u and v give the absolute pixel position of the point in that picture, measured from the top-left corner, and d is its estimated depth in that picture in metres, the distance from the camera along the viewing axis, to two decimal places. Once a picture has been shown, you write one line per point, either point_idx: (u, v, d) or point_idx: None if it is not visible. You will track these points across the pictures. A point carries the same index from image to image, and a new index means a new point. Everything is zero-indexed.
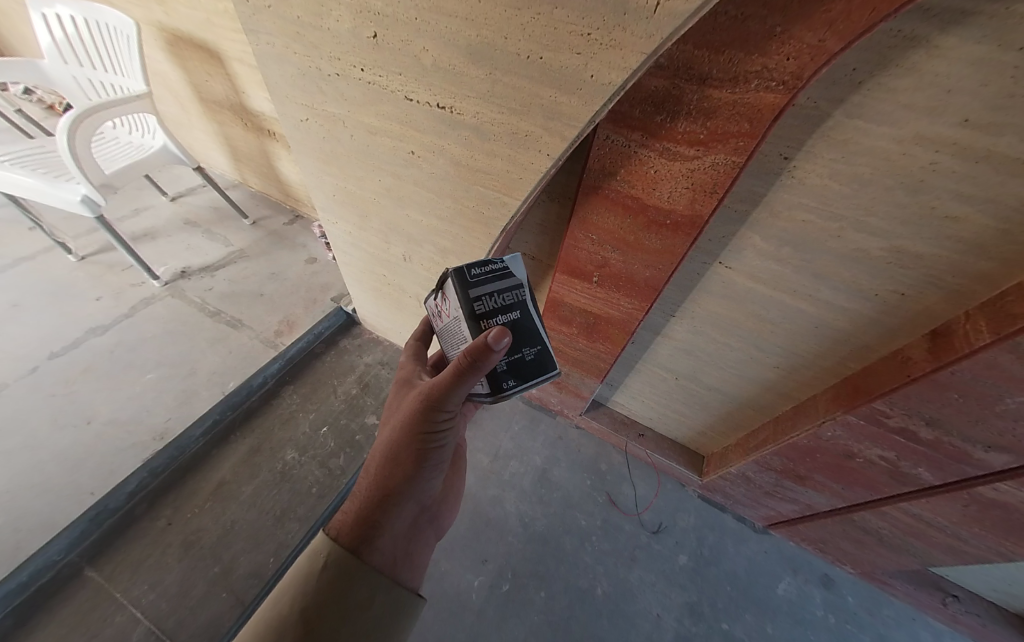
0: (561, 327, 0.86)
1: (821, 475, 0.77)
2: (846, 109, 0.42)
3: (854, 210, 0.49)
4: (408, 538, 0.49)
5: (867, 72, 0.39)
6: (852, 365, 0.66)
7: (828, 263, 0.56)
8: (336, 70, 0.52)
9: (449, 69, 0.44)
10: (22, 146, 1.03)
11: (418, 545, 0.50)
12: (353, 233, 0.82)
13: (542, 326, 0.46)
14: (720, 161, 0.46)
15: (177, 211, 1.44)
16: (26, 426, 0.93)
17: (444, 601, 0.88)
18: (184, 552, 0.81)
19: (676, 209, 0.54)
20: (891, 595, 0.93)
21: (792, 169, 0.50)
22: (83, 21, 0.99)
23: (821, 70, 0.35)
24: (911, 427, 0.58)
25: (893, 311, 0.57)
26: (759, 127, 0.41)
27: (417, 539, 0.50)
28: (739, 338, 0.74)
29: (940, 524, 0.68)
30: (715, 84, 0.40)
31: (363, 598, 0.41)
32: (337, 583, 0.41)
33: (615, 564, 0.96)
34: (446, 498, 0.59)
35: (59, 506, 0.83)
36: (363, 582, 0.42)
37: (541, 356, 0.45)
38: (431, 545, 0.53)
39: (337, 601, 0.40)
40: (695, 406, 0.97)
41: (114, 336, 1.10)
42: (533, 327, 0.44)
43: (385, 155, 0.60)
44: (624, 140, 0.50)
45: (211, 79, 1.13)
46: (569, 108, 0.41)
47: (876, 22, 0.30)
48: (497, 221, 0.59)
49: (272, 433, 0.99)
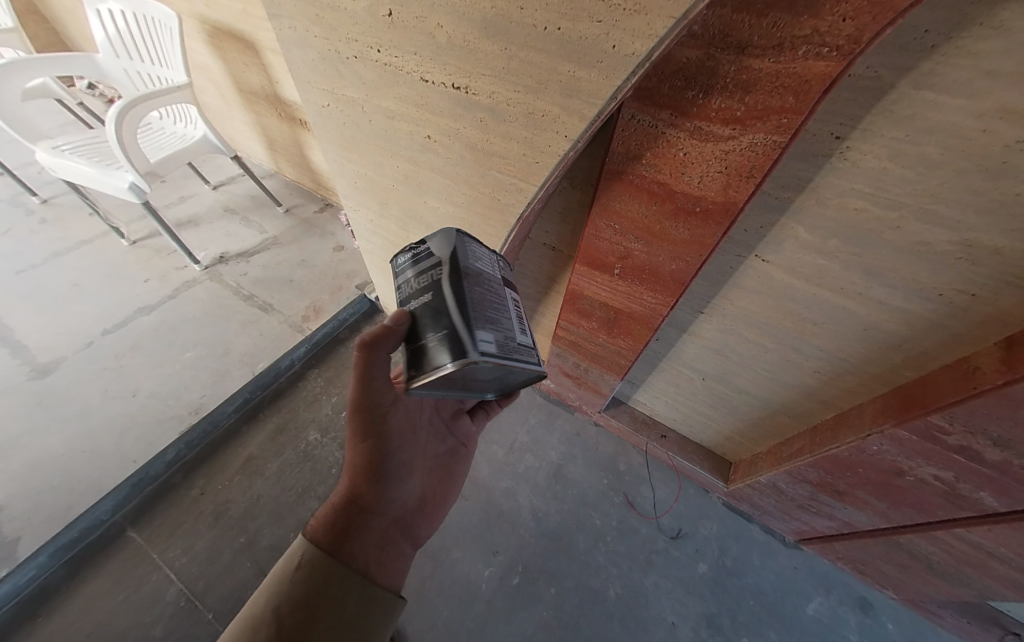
0: (580, 321, 0.83)
1: (864, 491, 0.71)
2: (913, 79, 0.36)
3: (917, 197, 0.43)
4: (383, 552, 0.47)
5: (942, 34, 0.33)
6: (908, 373, 0.59)
7: (883, 259, 0.50)
8: (354, 52, 0.51)
9: (464, 46, 0.42)
10: (82, 135, 1.11)
11: (392, 551, 0.48)
12: (374, 220, 0.82)
13: (460, 305, 0.38)
14: (759, 140, 0.41)
15: (218, 199, 1.52)
16: (81, 395, 1.02)
17: (454, 588, 0.89)
18: (214, 521, 0.86)
19: (706, 195, 0.49)
20: (938, 625, 0.85)
21: (844, 150, 0.44)
22: (131, 15, 1.05)
23: (885, 30, 0.30)
24: (974, 446, 0.51)
25: (959, 315, 0.50)
26: (807, 100, 0.36)
27: (391, 548, 0.48)
28: (776, 339, 0.68)
29: (1002, 555, 0.61)
30: (756, 53, 0.36)
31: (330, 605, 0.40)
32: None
33: (630, 567, 0.93)
34: (432, 511, 0.57)
35: (106, 470, 0.91)
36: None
37: (445, 339, 0.37)
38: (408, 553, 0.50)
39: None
40: (723, 409, 0.91)
41: (159, 315, 1.19)
42: (440, 308, 0.38)
43: (403, 140, 0.59)
44: (651, 120, 0.46)
45: (248, 70, 1.16)
46: (589, 84, 0.38)
47: None
48: (514, 208, 0.57)
49: (296, 413, 1.03)
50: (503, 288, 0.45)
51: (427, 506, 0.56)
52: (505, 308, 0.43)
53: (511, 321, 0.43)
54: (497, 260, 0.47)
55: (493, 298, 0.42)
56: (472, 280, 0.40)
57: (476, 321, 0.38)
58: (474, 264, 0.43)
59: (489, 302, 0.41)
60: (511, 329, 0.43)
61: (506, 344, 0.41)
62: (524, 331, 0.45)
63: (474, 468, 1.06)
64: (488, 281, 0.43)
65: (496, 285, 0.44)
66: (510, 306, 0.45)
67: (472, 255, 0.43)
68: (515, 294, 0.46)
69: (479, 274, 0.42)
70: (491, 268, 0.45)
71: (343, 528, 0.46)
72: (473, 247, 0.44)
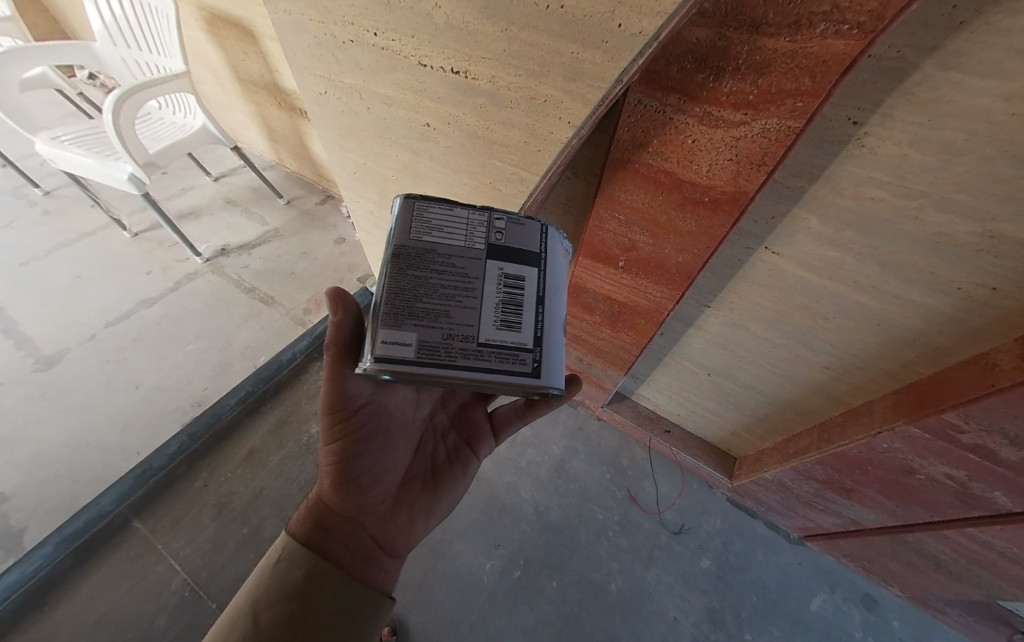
0: (584, 315, 0.82)
1: (871, 489, 0.70)
2: (938, 58, 0.34)
3: (938, 186, 0.41)
4: (358, 554, 0.45)
5: (971, 10, 0.31)
6: (922, 370, 0.58)
7: (899, 251, 0.48)
8: (350, 36, 0.50)
9: (463, 27, 0.41)
10: (81, 126, 1.10)
11: (367, 555, 0.46)
12: (373, 211, 0.81)
13: (385, 299, 0.39)
14: (772, 126, 0.40)
15: (220, 190, 1.51)
16: (86, 387, 1.03)
17: (456, 581, 0.89)
18: (218, 513, 0.86)
19: (715, 184, 0.47)
20: (945, 623, 0.85)
21: (862, 136, 0.42)
22: (128, 3, 1.03)
23: (910, 6, 0.28)
24: (989, 445, 0.50)
25: (979, 310, 0.48)
26: (823, 84, 0.35)
27: (366, 551, 0.46)
28: (785, 333, 0.67)
29: (1014, 555, 0.59)
30: (771, 32, 0.34)
31: (315, 606, 0.40)
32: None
33: (632, 561, 0.93)
34: (422, 514, 0.53)
35: (111, 462, 0.91)
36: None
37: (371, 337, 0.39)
38: (387, 558, 0.47)
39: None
40: (728, 405, 0.90)
41: (161, 308, 1.19)
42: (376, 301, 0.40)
43: (401, 128, 0.57)
44: (658, 105, 0.45)
45: (247, 58, 1.14)
46: (593, 66, 0.36)
47: None
48: (516, 198, 0.55)
49: (298, 406, 1.02)
50: (465, 272, 0.41)
51: (422, 509, 0.53)
52: (464, 299, 0.40)
53: (467, 316, 0.39)
54: (487, 232, 0.42)
55: (437, 287, 0.40)
56: (413, 272, 0.40)
57: (394, 322, 0.38)
58: (430, 249, 0.41)
59: (438, 296, 0.40)
60: (464, 326, 0.39)
61: (440, 345, 0.38)
62: (492, 327, 0.40)
63: None
64: (449, 267, 0.41)
65: (463, 270, 0.41)
66: (480, 296, 0.40)
67: (435, 239, 0.41)
68: (498, 277, 0.41)
69: (426, 256, 0.41)
70: (464, 247, 0.42)
71: (325, 524, 0.46)
72: (433, 219, 0.42)
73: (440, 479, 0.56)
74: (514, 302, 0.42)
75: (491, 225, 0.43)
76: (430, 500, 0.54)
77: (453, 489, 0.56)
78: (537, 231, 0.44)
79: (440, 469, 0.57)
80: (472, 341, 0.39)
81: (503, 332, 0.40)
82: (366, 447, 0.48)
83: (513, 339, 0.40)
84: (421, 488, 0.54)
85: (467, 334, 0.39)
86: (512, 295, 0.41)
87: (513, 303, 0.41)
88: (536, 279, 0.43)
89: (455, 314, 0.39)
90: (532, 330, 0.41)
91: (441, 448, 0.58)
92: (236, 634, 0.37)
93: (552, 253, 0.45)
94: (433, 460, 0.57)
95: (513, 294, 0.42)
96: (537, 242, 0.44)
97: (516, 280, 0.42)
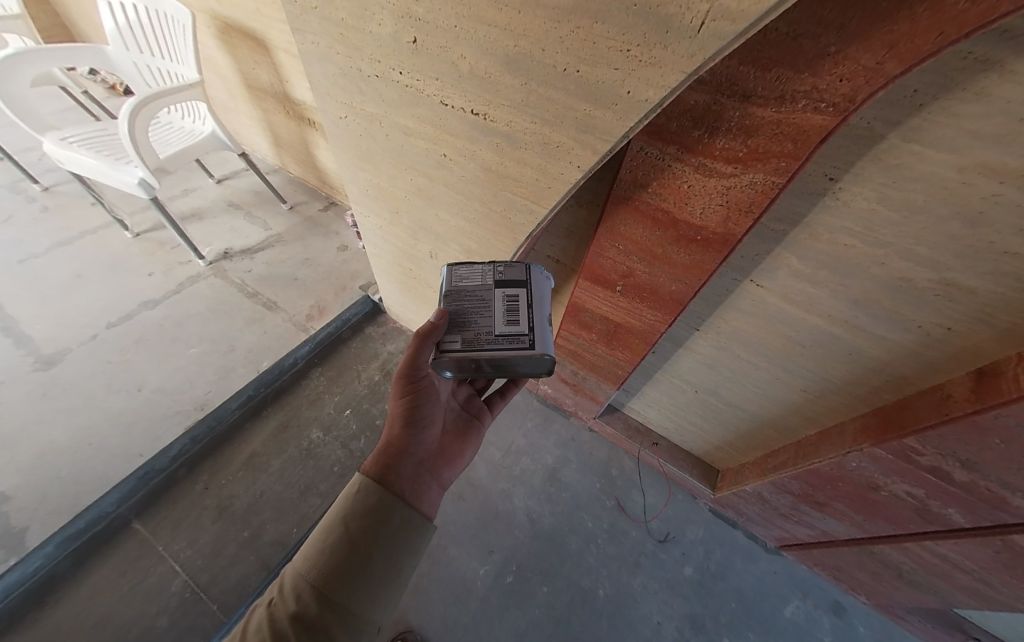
0: (581, 332, 0.86)
1: (842, 503, 0.75)
2: (902, 132, 0.40)
3: (902, 238, 0.47)
4: (416, 484, 0.56)
5: (929, 94, 0.37)
6: (887, 396, 0.63)
7: (869, 291, 0.53)
8: (376, 72, 0.53)
9: (485, 77, 0.44)
10: (89, 128, 1.11)
11: (422, 485, 0.57)
12: (383, 227, 0.84)
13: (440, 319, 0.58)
14: (758, 180, 0.44)
15: (223, 193, 1.52)
16: (85, 389, 1.03)
17: (451, 586, 0.92)
18: (218, 515, 0.87)
19: (707, 225, 0.52)
20: (905, 629, 0.91)
21: (837, 190, 0.47)
22: (143, 9, 1.04)
23: (876, 93, 0.34)
24: (945, 467, 0.56)
25: (936, 346, 0.53)
26: (804, 148, 0.40)
27: (421, 481, 0.57)
28: (768, 358, 0.72)
29: (966, 566, 0.66)
30: (759, 102, 0.39)
31: (392, 519, 0.49)
32: (372, 567, 0.45)
33: (620, 568, 0.97)
34: (454, 465, 0.65)
35: (112, 464, 0.92)
36: (396, 561, 0.47)
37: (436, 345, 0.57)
38: (435, 490, 0.59)
39: (358, 584, 0.44)
40: (713, 421, 0.95)
41: (164, 310, 1.19)
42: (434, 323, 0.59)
43: (419, 156, 0.61)
44: (657, 153, 0.49)
45: (258, 67, 1.16)
46: (602, 122, 0.41)
47: (938, 49, 0.29)
48: (524, 227, 0.59)
49: (299, 411, 1.04)
50: (484, 293, 0.58)
51: (453, 459, 0.66)
52: (484, 311, 0.57)
53: (486, 321, 0.56)
54: (492, 272, 0.59)
55: (468, 307, 0.57)
56: (449, 302, 0.59)
57: (443, 328, 0.57)
58: (458, 287, 0.59)
59: (464, 312, 0.57)
60: (485, 327, 0.56)
61: (473, 339, 0.55)
62: (503, 324, 0.56)
63: (471, 469, 1.09)
64: (474, 296, 0.58)
65: (482, 296, 0.58)
66: (492, 308, 0.57)
67: (460, 282, 0.60)
68: (502, 295, 0.57)
69: (458, 292, 0.59)
70: (480, 284, 0.59)
71: (388, 465, 0.55)
72: (460, 273, 0.60)
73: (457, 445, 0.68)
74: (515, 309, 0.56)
75: (494, 267, 0.60)
76: (455, 458, 0.66)
77: (471, 447, 0.70)
78: (523, 268, 0.59)
79: (458, 439, 0.69)
80: (492, 334, 0.56)
81: (512, 325, 0.56)
82: (423, 400, 0.62)
83: (520, 329, 0.55)
84: (451, 444, 0.67)
85: (488, 330, 0.56)
86: (514, 303, 0.56)
87: (514, 306, 0.56)
88: (526, 293, 0.57)
89: (480, 320, 0.56)
90: (529, 320, 0.56)
91: (460, 419, 0.72)
92: (334, 535, 0.46)
93: (535, 279, 0.59)
94: (453, 432, 0.69)
95: (514, 304, 0.56)
96: (523, 273, 0.58)
97: (513, 295, 0.57)
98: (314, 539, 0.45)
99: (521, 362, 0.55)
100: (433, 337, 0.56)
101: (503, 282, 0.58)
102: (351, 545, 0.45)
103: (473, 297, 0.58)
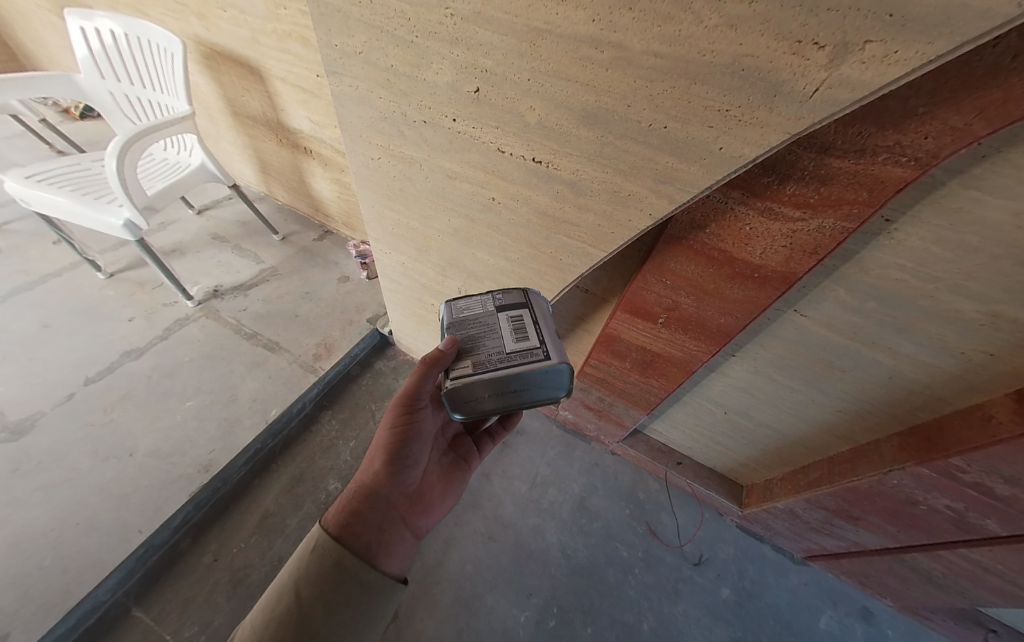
0: (613, 361, 0.85)
1: (877, 517, 0.77)
2: (964, 179, 0.41)
3: (952, 274, 0.49)
4: (384, 533, 0.55)
5: (993, 147, 0.38)
6: (923, 415, 0.66)
7: (915, 321, 0.55)
8: (424, 117, 0.51)
9: (555, 128, 0.43)
10: (59, 165, 1.01)
11: (391, 536, 0.55)
12: (406, 264, 0.81)
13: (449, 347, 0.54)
14: (828, 225, 0.45)
15: (205, 225, 1.42)
16: (65, 458, 0.91)
17: (491, 638, 0.87)
18: (233, 590, 0.79)
19: (767, 264, 0.52)
20: (930, 629, 0.94)
21: (892, 231, 0.49)
22: (122, 36, 0.97)
23: (960, 151, 0.34)
24: (988, 484, 0.58)
25: (975, 369, 0.56)
26: (879, 197, 0.40)
27: (390, 530, 0.55)
28: (805, 382, 0.73)
29: (999, 571, 0.69)
30: (838, 154, 0.39)
31: (343, 588, 0.48)
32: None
33: (659, 598, 0.95)
34: (432, 509, 0.63)
35: (104, 543, 0.81)
36: (343, 634, 0.46)
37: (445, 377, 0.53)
38: (405, 540, 0.57)
39: None
40: (740, 439, 0.96)
41: (150, 360, 1.09)
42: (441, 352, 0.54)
43: (462, 198, 0.59)
44: (722, 198, 0.49)
45: (248, 94, 1.10)
46: (687, 174, 0.40)
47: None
48: (577, 268, 0.58)
49: (313, 462, 0.97)
50: (487, 318, 0.55)
51: (433, 502, 0.63)
52: (491, 334, 0.53)
53: (495, 343, 0.52)
54: (491, 297, 0.57)
55: (475, 331, 0.54)
56: (454, 331, 0.55)
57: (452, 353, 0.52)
58: (460, 317, 0.56)
59: (470, 338, 0.53)
60: (495, 348, 0.52)
61: (486, 361, 0.51)
62: (514, 342, 0.52)
63: (499, 506, 1.05)
64: (479, 323, 0.55)
65: (486, 322, 0.54)
66: (500, 330, 0.53)
67: (460, 311, 0.56)
68: (506, 317, 0.54)
69: (462, 320, 0.55)
70: (481, 311, 0.56)
71: (354, 510, 0.54)
72: (460, 303, 0.57)
73: (437, 490, 0.65)
74: (522, 328, 0.53)
75: (493, 293, 0.57)
76: (433, 505, 0.63)
77: (454, 490, 0.67)
78: (521, 291, 0.57)
79: (442, 480, 0.66)
80: (504, 353, 0.51)
81: (522, 343, 0.52)
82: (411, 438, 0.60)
83: (532, 344, 0.52)
84: (432, 486, 0.64)
85: (499, 351, 0.51)
86: (519, 322, 0.54)
87: (521, 325, 0.53)
88: (530, 312, 0.55)
89: (489, 342, 0.52)
90: (539, 335, 0.53)
91: (447, 459, 0.69)
92: (283, 602, 0.47)
93: (536, 300, 0.57)
94: (436, 473, 0.66)
95: (520, 323, 0.54)
96: (522, 295, 0.57)
97: (516, 315, 0.54)
98: (264, 606, 0.47)
99: (540, 377, 0.50)
100: (438, 366, 0.52)
101: (505, 307, 0.55)
102: (299, 618, 0.46)
103: (478, 324, 0.54)
